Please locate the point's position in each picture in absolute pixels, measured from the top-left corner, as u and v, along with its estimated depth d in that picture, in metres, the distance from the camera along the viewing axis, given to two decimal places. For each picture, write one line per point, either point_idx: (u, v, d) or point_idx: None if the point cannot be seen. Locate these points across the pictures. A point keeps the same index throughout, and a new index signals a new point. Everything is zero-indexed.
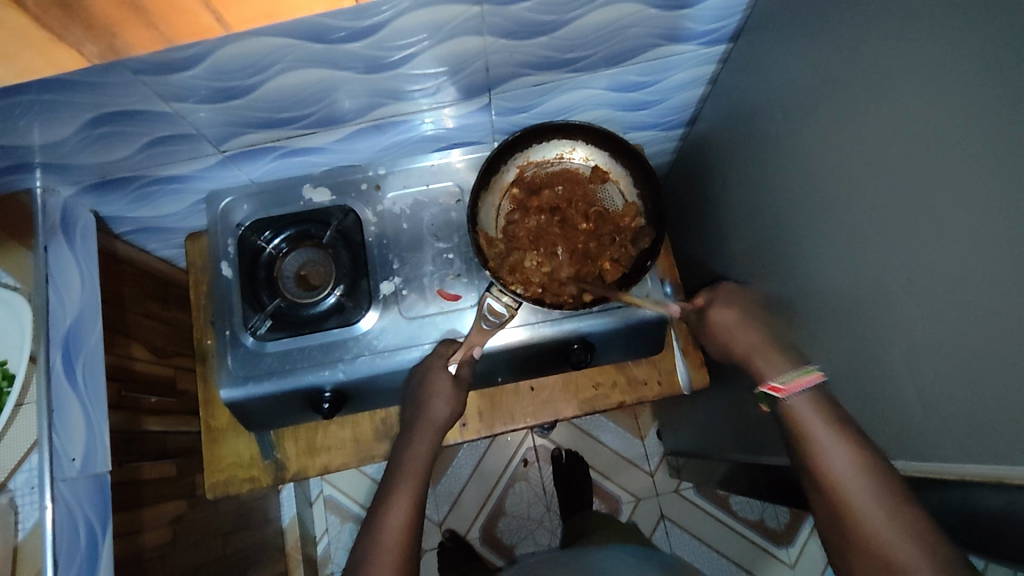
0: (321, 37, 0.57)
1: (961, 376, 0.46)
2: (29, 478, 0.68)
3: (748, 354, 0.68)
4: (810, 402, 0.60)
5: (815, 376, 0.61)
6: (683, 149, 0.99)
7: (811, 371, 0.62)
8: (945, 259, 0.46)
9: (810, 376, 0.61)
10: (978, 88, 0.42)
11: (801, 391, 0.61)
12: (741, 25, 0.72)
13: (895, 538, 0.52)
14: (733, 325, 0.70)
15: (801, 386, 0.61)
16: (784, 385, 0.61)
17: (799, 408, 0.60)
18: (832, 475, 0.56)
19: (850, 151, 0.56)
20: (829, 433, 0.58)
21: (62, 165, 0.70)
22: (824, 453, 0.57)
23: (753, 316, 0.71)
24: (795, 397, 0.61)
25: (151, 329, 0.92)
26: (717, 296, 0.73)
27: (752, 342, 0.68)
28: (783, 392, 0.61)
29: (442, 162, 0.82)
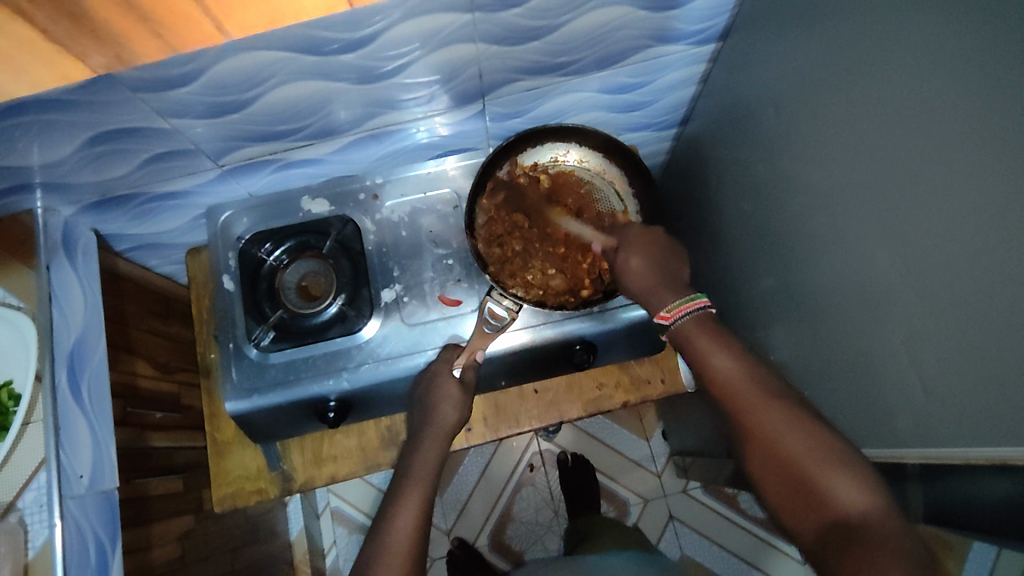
0: (316, 50, 0.58)
1: (962, 360, 0.47)
2: (38, 496, 0.68)
3: (642, 293, 0.67)
4: (694, 322, 0.63)
5: (700, 301, 0.63)
6: (677, 148, 1.00)
7: (698, 298, 0.64)
8: (940, 245, 0.47)
9: (696, 301, 0.64)
10: (964, 76, 0.43)
11: (685, 317, 0.63)
12: (730, 24, 0.73)
13: (797, 452, 0.52)
14: (639, 272, 0.67)
15: (684, 312, 0.63)
16: (670, 312, 0.64)
17: (698, 338, 0.62)
18: (734, 400, 0.58)
19: (843, 143, 0.56)
20: (729, 362, 0.60)
21: (62, 184, 0.70)
22: (727, 383, 0.59)
23: (659, 256, 0.68)
24: (679, 320, 0.63)
25: (155, 346, 0.93)
26: (631, 242, 0.70)
27: (647, 283, 0.67)
28: (668, 318, 0.63)
29: (437, 168, 0.83)
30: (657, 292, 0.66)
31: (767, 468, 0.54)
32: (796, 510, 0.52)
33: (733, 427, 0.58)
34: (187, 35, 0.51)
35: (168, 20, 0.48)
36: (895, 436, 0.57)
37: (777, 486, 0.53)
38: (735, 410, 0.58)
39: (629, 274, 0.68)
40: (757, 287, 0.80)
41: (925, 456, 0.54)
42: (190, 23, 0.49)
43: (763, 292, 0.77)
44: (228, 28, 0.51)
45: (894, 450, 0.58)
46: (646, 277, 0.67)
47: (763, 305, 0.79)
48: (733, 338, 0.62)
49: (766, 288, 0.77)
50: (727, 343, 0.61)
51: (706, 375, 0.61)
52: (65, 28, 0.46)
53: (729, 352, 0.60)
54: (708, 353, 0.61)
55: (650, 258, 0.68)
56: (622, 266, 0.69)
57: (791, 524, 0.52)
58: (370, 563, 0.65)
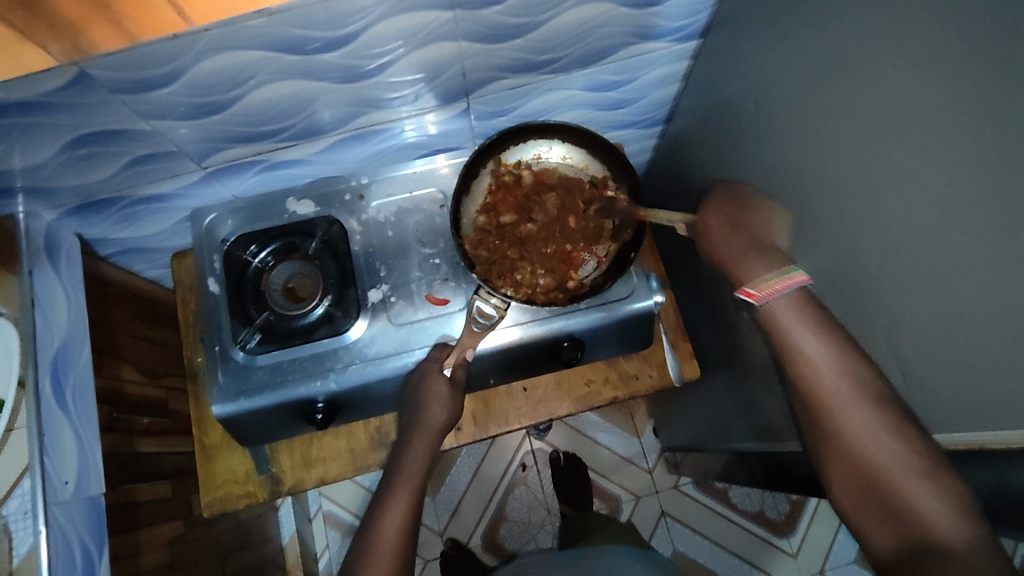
0: (296, 49, 0.58)
1: (942, 349, 0.47)
2: (22, 503, 0.66)
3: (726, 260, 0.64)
4: (793, 306, 0.57)
5: (799, 277, 0.57)
6: (662, 145, 1.00)
7: (795, 273, 0.57)
8: (919, 234, 0.47)
9: (792, 278, 0.57)
10: (939, 67, 0.43)
11: (784, 292, 0.57)
12: (711, 21, 0.73)
13: (883, 462, 0.50)
14: (720, 232, 0.65)
15: (775, 291, 0.57)
16: (757, 291, 0.58)
17: (784, 318, 0.57)
18: (823, 400, 0.54)
19: (823, 137, 0.57)
20: (825, 352, 0.54)
21: (43, 188, 0.70)
22: (808, 367, 0.55)
23: (738, 223, 0.65)
24: (770, 302, 0.57)
25: (140, 350, 0.92)
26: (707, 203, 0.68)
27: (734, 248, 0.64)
28: (757, 297, 0.57)
29: (426, 167, 0.83)
30: (741, 257, 0.63)
31: (852, 476, 0.52)
32: (866, 511, 0.51)
33: (807, 415, 0.55)
34: (148, 21, 0.50)
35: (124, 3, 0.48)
36: None
37: (856, 494, 0.52)
38: (814, 405, 0.54)
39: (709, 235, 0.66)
40: None
41: None
42: (149, 8, 0.49)
43: None
44: (190, 14, 0.51)
45: None
46: (721, 235, 0.65)
47: None
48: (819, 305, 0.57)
49: None
50: (813, 314, 0.56)
51: (784, 361, 0.57)
52: (21, 18, 0.46)
53: (816, 333, 0.55)
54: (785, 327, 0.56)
55: (727, 218, 0.66)
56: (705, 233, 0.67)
57: (869, 537, 0.51)
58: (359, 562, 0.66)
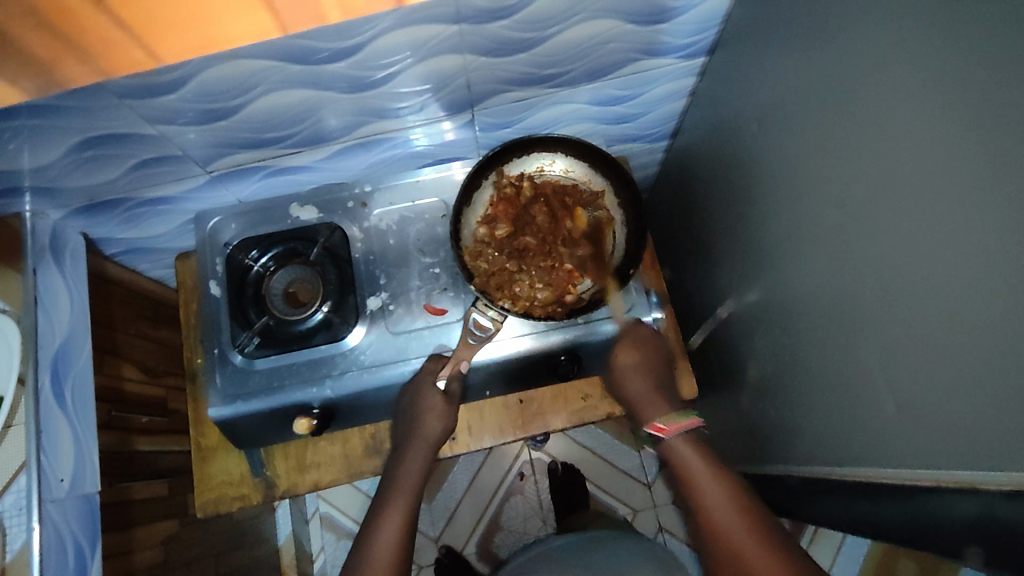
0: (303, 58, 0.58)
1: (940, 382, 0.47)
2: (17, 499, 0.66)
3: (636, 402, 0.76)
4: (681, 430, 0.71)
5: (694, 421, 0.72)
6: (668, 160, 1.00)
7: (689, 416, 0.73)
8: (919, 262, 0.47)
9: (688, 420, 0.72)
10: (944, 92, 0.43)
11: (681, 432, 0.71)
12: (719, 39, 0.73)
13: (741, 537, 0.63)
14: (634, 373, 0.76)
15: (678, 428, 0.71)
16: (664, 428, 0.72)
17: (693, 466, 0.69)
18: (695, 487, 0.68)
19: (827, 159, 0.57)
20: (711, 478, 0.68)
21: (50, 187, 0.70)
22: (710, 507, 0.66)
23: (654, 362, 0.77)
24: (675, 437, 0.71)
25: (142, 349, 0.93)
26: (633, 336, 0.75)
27: (642, 392, 0.76)
28: (664, 433, 0.71)
29: (438, 175, 0.83)
30: (649, 399, 0.76)
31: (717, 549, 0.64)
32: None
33: (704, 537, 0.66)
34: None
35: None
36: (876, 455, 0.57)
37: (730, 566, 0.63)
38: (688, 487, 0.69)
39: (624, 373, 0.76)
40: (743, 300, 0.80)
41: (902, 476, 0.54)
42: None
43: (751, 306, 0.77)
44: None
45: (870, 467, 0.58)
46: (637, 377, 0.76)
47: (748, 319, 0.79)
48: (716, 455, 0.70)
49: (753, 302, 0.77)
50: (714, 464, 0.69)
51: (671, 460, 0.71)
52: None
53: (719, 482, 0.67)
54: (694, 475, 0.68)
55: (645, 357, 0.76)
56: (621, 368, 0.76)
57: None
58: None
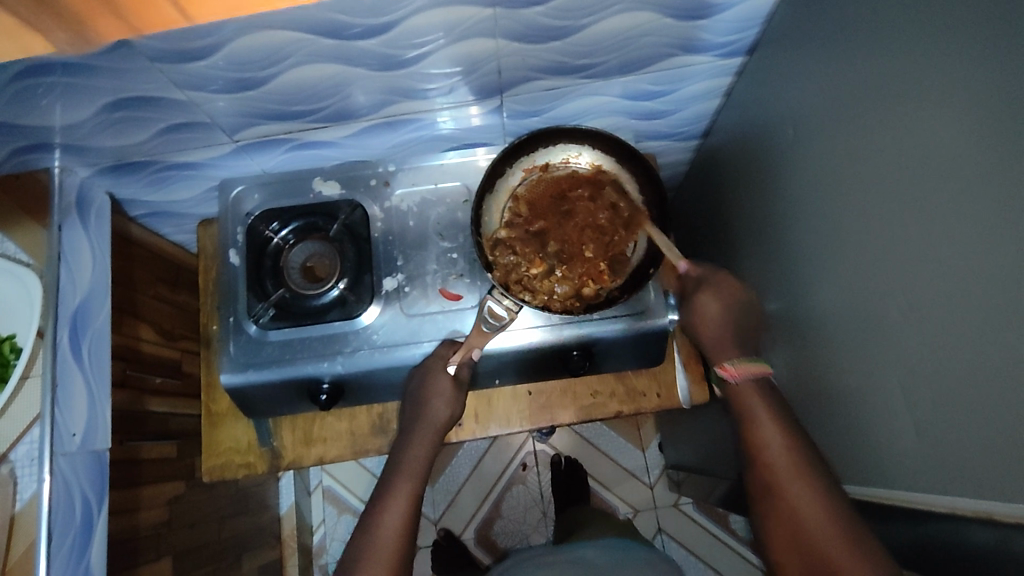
0: (335, 33, 0.58)
1: (962, 410, 0.46)
2: (30, 450, 0.69)
3: (710, 342, 0.71)
4: (753, 388, 0.67)
5: (763, 368, 0.68)
6: (697, 160, 0.98)
7: (760, 363, 0.68)
8: (950, 282, 0.45)
9: (759, 367, 0.68)
10: (988, 109, 0.41)
11: (750, 377, 0.68)
12: (759, 38, 0.71)
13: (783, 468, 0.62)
14: (714, 322, 0.70)
15: (745, 373, 0.68)
16: (732, 369, 0.68)
17: (763, 426, 0.64)
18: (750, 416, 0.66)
19: (860, 170, 0.55)
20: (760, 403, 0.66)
21: (80, 146, 0.71)
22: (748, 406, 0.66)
23: (736, 307, 0.70)
24: (740, 381, 0.68)
25: (160, 311, 0.94)
26: (711, 284, 0.70)
27: (721, 334, 0.70)
28: (732, 374, 0.68)
29: (460, 160, 0.82)
30: (725, 343, 0.70)
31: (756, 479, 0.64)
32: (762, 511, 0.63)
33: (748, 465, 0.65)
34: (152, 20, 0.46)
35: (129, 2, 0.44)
36: (892, 478, 0.56)
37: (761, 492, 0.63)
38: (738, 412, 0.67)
39: (707, 322, 0.70)
40: (764, 308, 0.79)
41: (920, 502, 0.52)
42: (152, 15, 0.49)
43: (771, 314, 0.76)
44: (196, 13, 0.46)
45: (887, 487, 0.57)
46: (713, 325, 0.70)
47: (767, 328, 0.78)
48: (783, 408, 0.66)
49: (774, 311, 0.75)
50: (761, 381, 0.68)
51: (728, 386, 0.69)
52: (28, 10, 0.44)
53: (788, 441, 0.63)
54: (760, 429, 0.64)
55: (728, 308, 0.70)
56: (698, 308, 0.70)
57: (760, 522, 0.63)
58: (359, 561, 0.66)
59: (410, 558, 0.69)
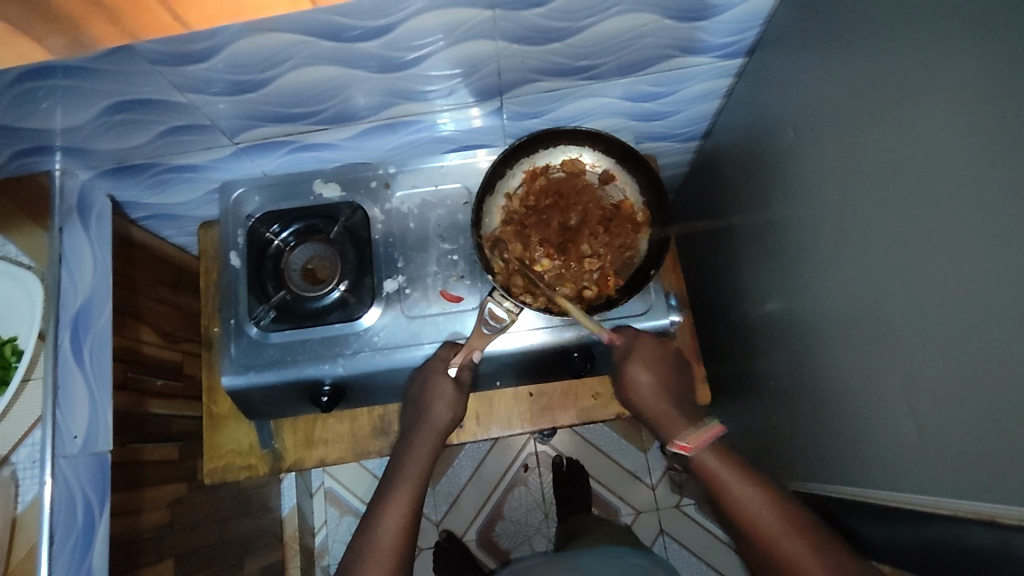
0: (336, 35, 0.58)
1: (964, 410, 0.45)
2: (31, 452, 0.70)
3: (655, 414, 0.71)
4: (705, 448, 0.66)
5: (717, 428, 0.67)
6: (697, 161, 0.98)
7: (712, 423, 0.67)
8: (949, 282, 0.45)
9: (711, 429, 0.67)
10: (988, 109, 0.41)
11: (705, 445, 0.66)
12: (759, 39, 0.71)
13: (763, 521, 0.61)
14: (649, 389, 0.71)
15: (702, 443, 0.65)
16: (688, 443, 0.66)
17: (731, 484, 0.63)
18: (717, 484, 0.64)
19: (861, 169, 0.55)
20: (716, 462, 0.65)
21: (82, 149, 0.71)
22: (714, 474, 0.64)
23: (666, 375, 0.72)
24: (699, 452, 0.65)
25: (161, 313, 0.94)
26: (636, 351, 0.71)
27: (662, 406, 0.71)
28: (690, 450, 0.65)
29: (462, 162, 0.82)
30: (670, 417, 0.70)
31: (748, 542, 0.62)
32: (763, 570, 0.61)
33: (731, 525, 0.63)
34: (146, 22, 0.45)
35: (122, 3, 0.43)
36: (893, 479, 0.56)
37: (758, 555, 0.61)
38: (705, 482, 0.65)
39: (640, 391, 0.71)
40: (765, 309, 0.79)
41: (921, 503, 0.52)
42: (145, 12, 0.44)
43: (772, 315, 0.76)
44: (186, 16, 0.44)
45: (888, 489, 0.56)
46: (650, 395, 0.71)
47: (769, 328, 0.78)
48: (749, 467, 0.65)
49: (775, 312, 0.75)
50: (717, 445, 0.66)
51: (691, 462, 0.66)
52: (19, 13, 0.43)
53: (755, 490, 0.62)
54: (747, 507, 0.62)
55: (656, 375, 0.71)
56: (631, 381, 0.71)
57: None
58: (360, 564, 0.66)
59: (409, 561, 0.69)
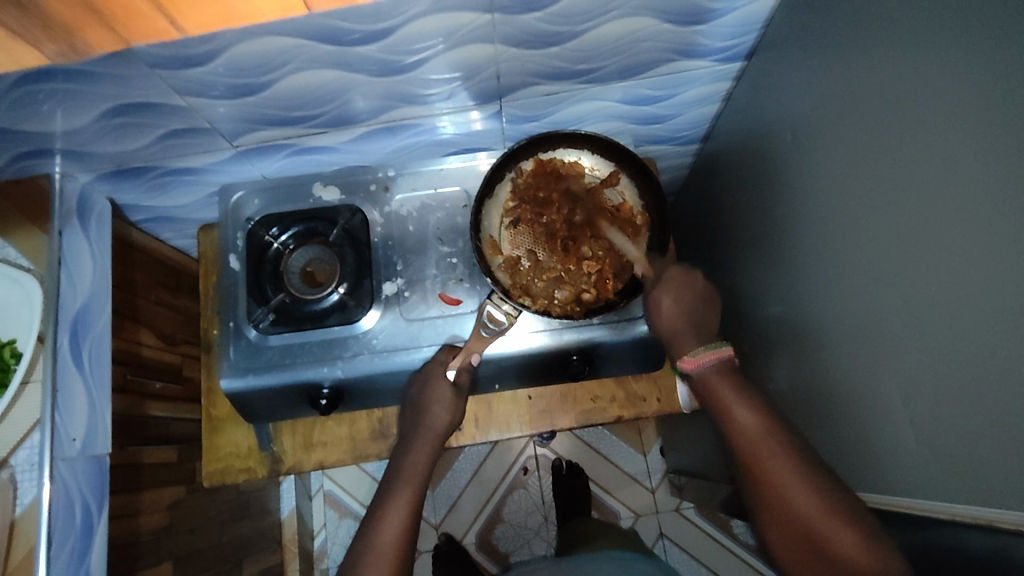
0: (334, 39, 0.58)
1: (962, 416, 0.45)
2: (30, 455, 0.70)
3: (670, 334, 0.71)
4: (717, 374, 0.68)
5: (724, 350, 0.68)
6: (696, 164, 0.98)
7: (722, 346, 0.69)
8: (947, 287, 0.45)
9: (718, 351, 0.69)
10: (985, 116, 0.41)
11: (712, 362, 0.68)
12: (758, 43, 0.71)
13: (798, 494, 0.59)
14: (671, 313, 0.71)
15: (705, 361, 0.68)
16: (692, 359, 0.69)
17: (763, 445, 0.62)
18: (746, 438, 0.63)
19: (859, 172, 0.55)
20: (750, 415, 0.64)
21: (81, 152, 0.71)
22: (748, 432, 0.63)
23: (689, 300, 0.73)
24: (700, 369, 0.68)
25: (160, 316, 0.94)
26: (664, 279, 0.73)
27: (677, 325, 0.71)
28: (693, 364, 0.68)
29: (462, 165, 0.83)
30: (683, 336, 0.71)
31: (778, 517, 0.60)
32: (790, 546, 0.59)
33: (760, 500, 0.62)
34: (146, 29, 0.52)
35: (121, 13, 0.50)
36: (891, 484, 0.56)
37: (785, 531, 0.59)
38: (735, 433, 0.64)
39: (660, 311, 0.72)
40: (764, 312, 0.79)
41: (918, 508, 0.52)
42: (146, 19, 0.51)
43: (771, 318, 0.76)
44: (185, 25, 0.52)
45: (886, 494, 0.56)
46: (673, 317, 0.71)
47: (768, 332, 0.78)
48: (775, 415, 0.64)
49: (774, 316, 0.75)
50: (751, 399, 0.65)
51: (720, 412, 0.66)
52: None
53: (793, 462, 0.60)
54: (762, 459, 0.62)
55: (679, 297, 0.72)
56: (655, 303, 0.72)
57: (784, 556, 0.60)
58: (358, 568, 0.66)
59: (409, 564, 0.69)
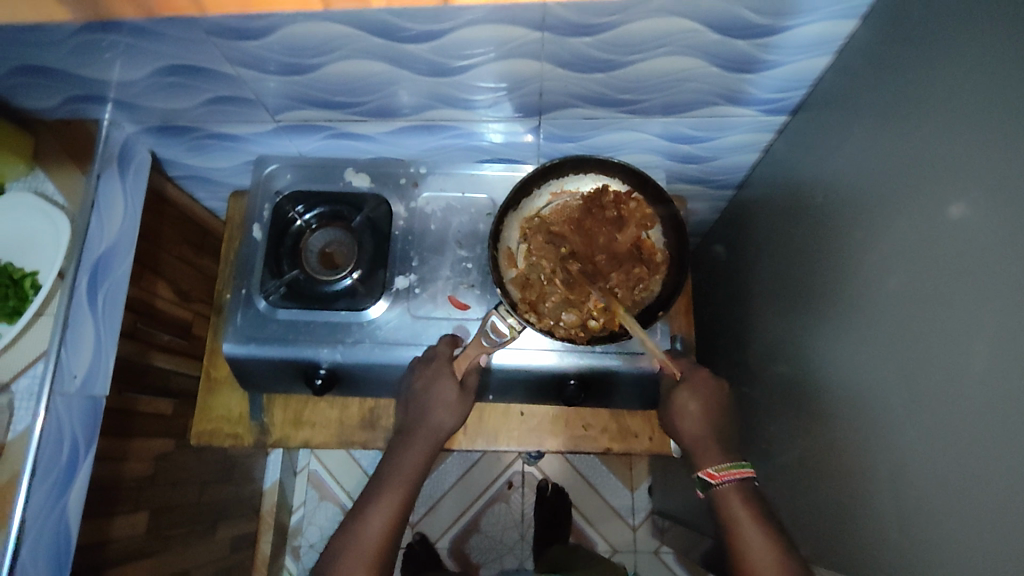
0: (387, 34, 0.59)
1: (955, 509, 0.44)
2: (30, 385, 0.71)
3: (694, 443, 0.70)
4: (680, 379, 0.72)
5: (747, 471, 0.66)
6: (727, 210, 0.97)
7: (743, 467, 0.67)
8: (957, 375, 0.44)
9: (742, 470, 0.66)
10: (1016, 209, 0.40)
11: (734, 482, 0.66)
12: (805, 100, 0.71)
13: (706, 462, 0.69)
14: (695, 418, 0.70)
15: (727, 478, 0.66)
16: (715, 473, 0.66)
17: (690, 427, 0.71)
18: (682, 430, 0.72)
19: (887, 246, 0.53)
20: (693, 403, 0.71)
21: (131, 104, 0.74)
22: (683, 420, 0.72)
23: (715, 407, 0.71)
24: (724, 485, 0.66)
25: (180, 271, 0.96)
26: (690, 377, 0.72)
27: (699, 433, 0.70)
28: (715, 479, 0.66)
29: (500, 173, 0.84)
30: (706, 450, 0.69)
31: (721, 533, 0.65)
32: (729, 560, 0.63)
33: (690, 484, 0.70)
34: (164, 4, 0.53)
35: None
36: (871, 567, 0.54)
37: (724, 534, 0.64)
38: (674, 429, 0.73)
39: (685, 414, 0.71)
40: (771, 370, 0.77)
41: None
42: None
43: (777, 376, 0.75)
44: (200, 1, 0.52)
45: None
46: (695, 418, 0.70)
47: (772, 390, 0.76)
48: (721, 408, 0.72)
49: (780, 374, 0.74)
50: (705, 394, 0.72)
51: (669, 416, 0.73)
52: None
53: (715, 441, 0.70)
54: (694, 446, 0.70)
55: (705, 400, 0.71)
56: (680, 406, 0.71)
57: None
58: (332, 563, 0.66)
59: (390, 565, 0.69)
